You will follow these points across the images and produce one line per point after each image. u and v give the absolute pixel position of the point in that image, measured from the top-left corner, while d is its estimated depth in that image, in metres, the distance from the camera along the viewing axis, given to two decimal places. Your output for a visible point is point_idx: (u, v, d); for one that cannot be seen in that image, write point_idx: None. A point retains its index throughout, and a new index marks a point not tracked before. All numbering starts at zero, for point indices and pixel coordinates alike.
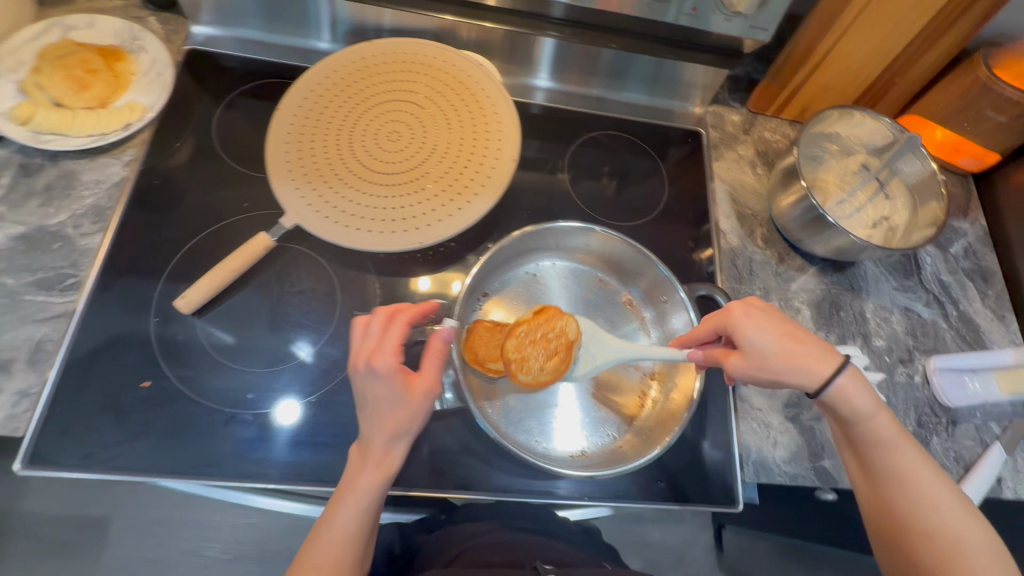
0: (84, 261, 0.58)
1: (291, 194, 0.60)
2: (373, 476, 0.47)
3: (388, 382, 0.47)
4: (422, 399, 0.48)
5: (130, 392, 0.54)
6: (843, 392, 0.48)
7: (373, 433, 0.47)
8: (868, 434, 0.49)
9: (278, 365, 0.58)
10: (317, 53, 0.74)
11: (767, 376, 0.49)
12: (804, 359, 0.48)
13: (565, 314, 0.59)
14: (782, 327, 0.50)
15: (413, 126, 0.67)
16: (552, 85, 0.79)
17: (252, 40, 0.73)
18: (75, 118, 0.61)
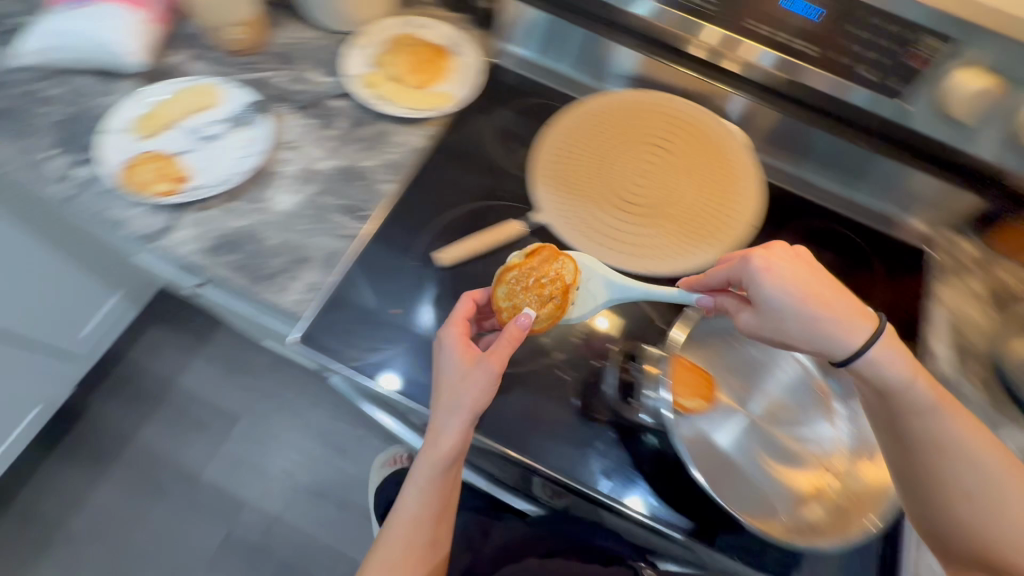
0: (377, 201, 0.71)
1: (545, 199, 0.72)
2: (426, 463, 0.55)
3: (450, 364, 0.55)
4: (472, 387, 0.54)
5: (384, 314, 0.65)
6: (875, 363, 0.49)
7: (441, 430, 0.54)
8: (924, 430, 0.49)
9: (497, 333, 0.66)
10: (587, 88, 0.84)
11: (759, 320, 0.53)
12: (820, 325, 0.49)
13: (559, 258, 0.63)
14: (812, 280, 0.50)
15: (659, 169, 0.74)
16: (789, 168, 0.82)
17: (537, 64, 0.85)
18: (404, 94, 0.77)
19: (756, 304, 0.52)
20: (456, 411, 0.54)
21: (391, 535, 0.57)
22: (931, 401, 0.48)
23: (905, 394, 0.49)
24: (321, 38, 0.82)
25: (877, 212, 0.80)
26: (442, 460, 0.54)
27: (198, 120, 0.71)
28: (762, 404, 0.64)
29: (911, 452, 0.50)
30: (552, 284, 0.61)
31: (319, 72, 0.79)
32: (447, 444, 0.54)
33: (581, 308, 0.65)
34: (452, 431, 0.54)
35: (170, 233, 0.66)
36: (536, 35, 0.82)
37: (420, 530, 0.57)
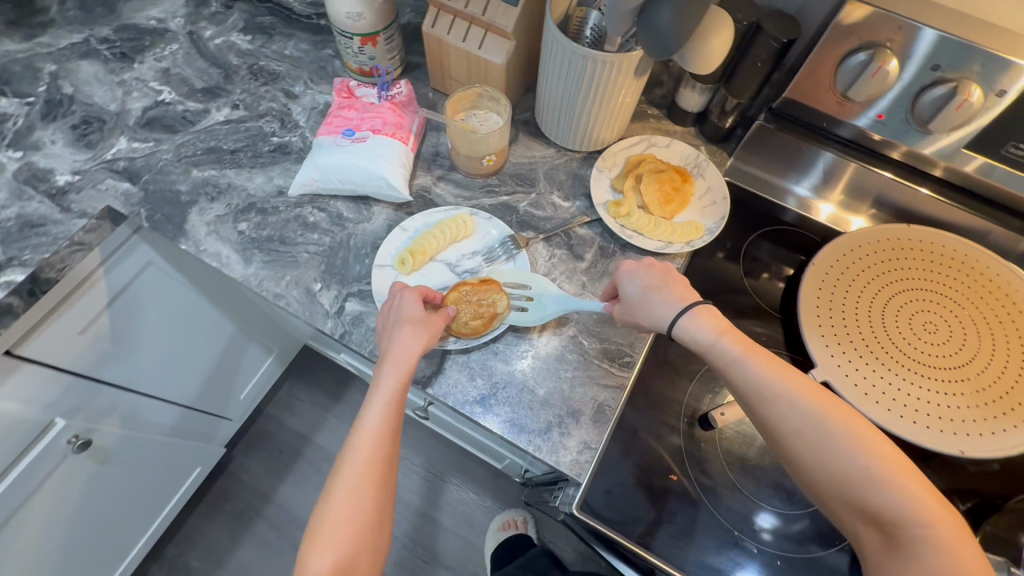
0: (639, 344, 0.68)
1: (822, 351, 0.66)
2: (388, 373, 0.58)
3: (404, 292, 0.63)
4: (398, 298, 0.63)
5: (659, 479, 0.63)
6: (684, 327, 0.56)
7: (393, 340, 0.60)
8: (744, 382, 0.54)
9: (780, 507, 0.63)
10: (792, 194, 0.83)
11: (641, 317, 0.60)
12: (656, 305, 0.58)
13: (501, 290, 0.67)
14: (648, 269, 0.60)
15: (944, 320, 0.67)
16: None
17: (751, 173, 0.83)
18: (655, 226, 0.73)
19: (622, 297, 0.62)
20: (414, 333, 0.60)
21: (354, 448, 0.56)
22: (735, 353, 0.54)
23: (713, 351, 0.55)
24: (555, 157, 0.80)
25: None
26: (396, 369, 0.58)
27: (454, 253, 0.71)
28: None
29: (758, 415, 0.54)
30: (486, 308, 0.66)
31: (560, 196, 0.77)
32: (392, 348, 0.59)
33: (530, 315, 0.66)
34: (405, 342, 0.59)
35: (440, 378, 0.64)
36: (759, 147, 0.80)
37: (378, 445, 0.56)
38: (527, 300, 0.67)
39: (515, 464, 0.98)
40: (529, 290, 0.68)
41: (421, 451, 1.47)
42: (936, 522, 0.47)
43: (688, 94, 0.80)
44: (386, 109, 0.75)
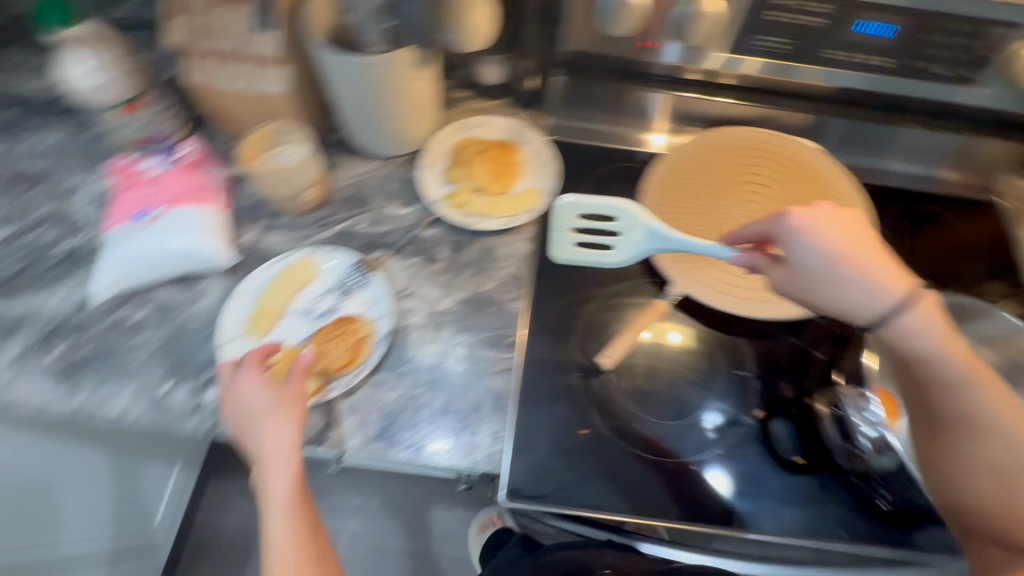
0: (515, 322, 0.69)
1: (673, 269, 0.72)
2: (280, 478, 0.54)
3: (240, 372, 0.57)
4: (242, 385, 0.57)
5: (572, 437, 0.65)
6: (905, 329, 0.49)
7: (263, 439, 0.55)
8: (948, 377, 0.49)
9: (684, 417, 0.66)
10: (632, 135, 0.85)
11: (780, 272, 0.53)
12: (853, 290, 0.49)
13: (361, 316, 0.66)
14: (808, 224, 0.50)
15: (758, 209, 0.77)
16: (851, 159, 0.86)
17: (584, 128, 0.84)
18: (496, 205, 0.74)
19: (791, 259, 0.51)
20: (281, 427, 0.55)
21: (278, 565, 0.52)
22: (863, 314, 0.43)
23: (907, 349, 0.49)
24: (381, 168, 0.78)
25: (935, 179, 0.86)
26: (290, 470, 0.54)
27: (306, 299, 0.67)
28: None
29: (936, 399, 0.50)
30: (352, 338, 0.65)
31: (398, 205, 0.75)
32: (269, 449, 0.54)
33: (619, 254, 0.59)
34: (281, 438, 0.54)
35: (332, 429, 0.61)
36: (577, 100, 0.84)
37: (292, 558, 0.52)
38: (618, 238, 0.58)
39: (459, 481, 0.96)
40: (615, 223, 0.58)
41: (378, 492, 1.39)
42: None
43: (486, 69, 0.81)
44: (176, 176, 0.68)
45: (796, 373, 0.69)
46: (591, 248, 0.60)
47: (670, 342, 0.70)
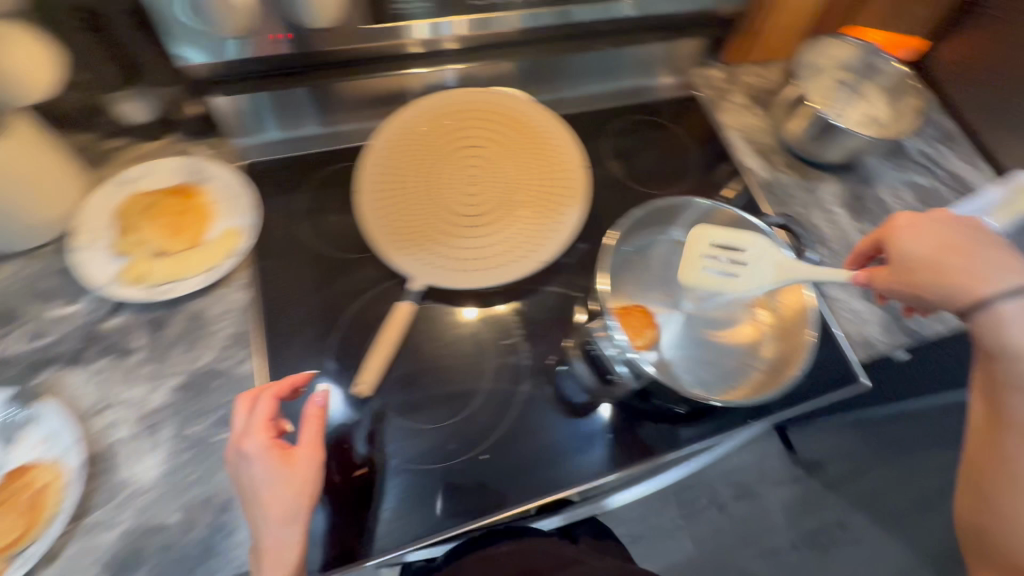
0: (251, 386, 0.60)
1: (410, 263, 0.65)
2: (280, 575, 0.45)
3: (246, 450, 0.47)
4: (242, 466, 0.47)
5: (350, 484, 0.58)
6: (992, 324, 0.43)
7: (261, 534, 0.46)
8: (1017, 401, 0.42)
9: (463, 411, 0.63)
10: (341, 133, 0.79)
11: (908, 287, 0.49)
12: (950, 274, 0.46)
13: (38, 462, 0.52)
14: (954, 237, 0.47)
15: (484, 168, 0.72)
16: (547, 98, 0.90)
17: (285, 140, 0.77)
18: (184, 263, 0.63)
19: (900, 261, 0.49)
20: (260, 521, 0.46)
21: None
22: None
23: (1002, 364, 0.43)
24: (30, 265, 0.64)
25: (634, 92, 0.92)
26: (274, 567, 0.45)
27: None
28: (687, 292, 0.72)
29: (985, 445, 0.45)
30: (30, 496, 0.50)
31: (63, 304, 0.62)
32: (272, 543, 0.45)
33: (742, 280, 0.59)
34: (282, 533, 0.46)
35: None
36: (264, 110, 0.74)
37: None
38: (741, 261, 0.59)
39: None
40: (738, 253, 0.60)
41: None
42: None
43: (128, 109, 0.69)
44: None
45: (558, 319, 0.69)
46: (715, 267, 0.60)
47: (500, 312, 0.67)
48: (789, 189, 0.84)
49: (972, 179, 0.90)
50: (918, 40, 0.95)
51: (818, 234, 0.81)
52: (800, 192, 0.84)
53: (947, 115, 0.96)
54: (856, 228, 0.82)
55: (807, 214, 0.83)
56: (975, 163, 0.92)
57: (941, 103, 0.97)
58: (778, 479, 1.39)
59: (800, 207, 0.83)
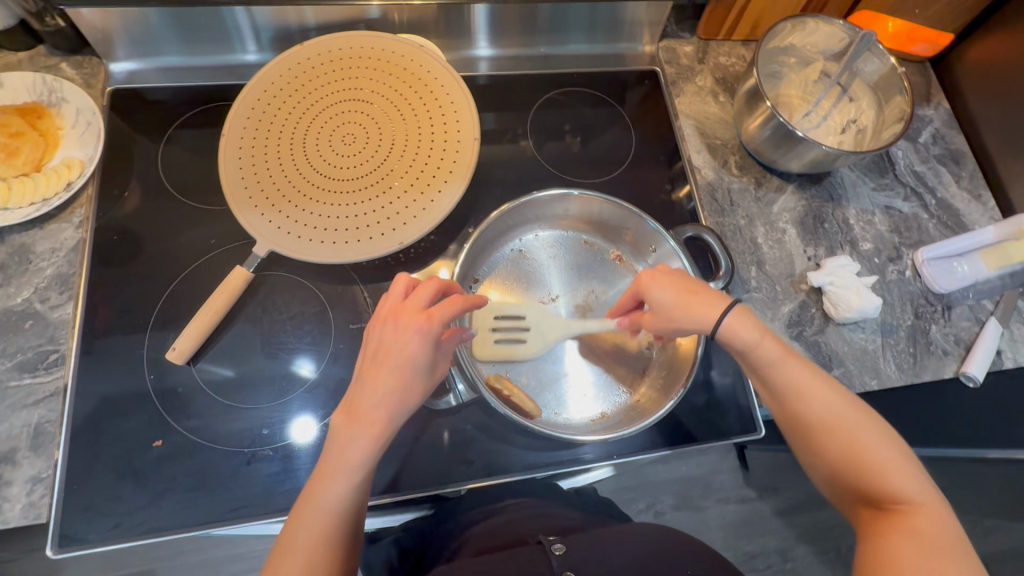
0: (62, 334, 0.57)
1: (257, 222, 0.59)
2: (361, 443, 0.42)
3: (422, 327, 0.44)
4: (407, 335, 0.44)
5: (144, 453, 0.54)
6: (729, 330, 0.49)
7: (375, 400, 0.43)
8: (783, 382, 0.48)
9: (286, 395, 0.58)
10: (248, 67, 0.71)
11: (673, 329, 0.52)
12: (699, 307, 0.50)
13: None
14: (688, 286, 0.52)
15: (364, 128, 0.64)
16: (494, 53, 0.78)
17: (172, 67, 0.70)
18: (11, 190, 0.58)
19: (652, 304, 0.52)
20: (393, 391, 0.43)
21: (296, 519, 0.43)
22: (778, 353, 0.48)
23: (757, 351, 0.49)
24: None
25: (585, 58, 0.80)
26: (371, 434, 0.43)
27: None
28: (575, 300, 0.65)
29: (797, 417, 0.48)
30: None
31: None
32: (377, 416, 0.43)
33: (529, 345, 0.59)
34: (397, 411, 0.43)
35: None
36: (140, 35, 0.66)
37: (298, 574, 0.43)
38: (523, 331, 0.60)
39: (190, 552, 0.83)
40: (522, 322, 0.60)
41: None
42: (838, 411, 0.47)
43: None
44: None
45: None
46: (501, 335, 0.59)
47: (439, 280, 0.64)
48: (735, 196, 0.73)
49: (968, 211, 0.76)
50: (943, 36, 0.79)
51: (756, 253, 0.70)
52: (748, 202, 0.73)
53: (960, 133, 0.81)
54: (803, 252, 0.71)
55: (750, 228, 0.71)
56: (978, 193, 0.77)
57: (956, 115, 0.82)
58: (726, 495, 1.18)
59: (742, 219, 0.72)
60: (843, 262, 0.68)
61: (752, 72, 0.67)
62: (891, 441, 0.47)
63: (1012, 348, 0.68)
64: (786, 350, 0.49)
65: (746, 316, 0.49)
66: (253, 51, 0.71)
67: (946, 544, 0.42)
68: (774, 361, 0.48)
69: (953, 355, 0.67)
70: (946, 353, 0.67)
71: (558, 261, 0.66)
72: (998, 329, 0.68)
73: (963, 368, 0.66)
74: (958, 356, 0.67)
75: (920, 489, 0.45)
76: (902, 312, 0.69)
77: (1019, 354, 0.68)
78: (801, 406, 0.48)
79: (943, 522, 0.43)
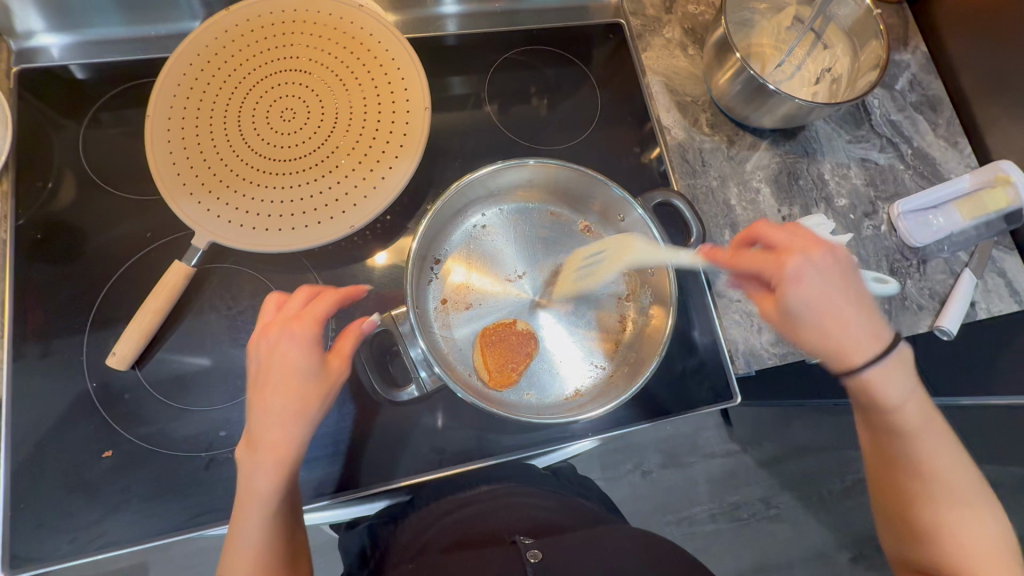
0: None
1: (194, 212, 0.55)
2: (264, 467, 0.41)
3: (298, 333, 0.42)
4: (282, 345, 0.42)
5: (93, 466, 0.51)
6: (870, 381, 0.44)
7: (269, 422, 0.41)
8: (908, 452, 0.45)
9: (242, 395, 0.55)
10: (175, 37, 0.64)
11: (787, 331, 0.47)
12: (838, 340, 0.44)
13: None
14: (838, 295, 0.44)
15: (303, 102, 0.59)
16: (461, 9, 0.72)
17: (93, 41, 0.63)
18: None
19: (784, 305, 0.45)
20: (285, 405, 0.41)
21: (227, 571, 0.41)
22: (915, 426, 0.45)
23: (896, 417, 0.45)
24: None
25: (545, 13, 0.75)
26: (273, 460, 0.41)
27: None
28: (543, 275, 0.62)
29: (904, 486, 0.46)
30: None
31: None
32: (276, 439, 0.41)
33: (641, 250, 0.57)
34: (291, 426, 0.41)
35: None
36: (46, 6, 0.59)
37: None
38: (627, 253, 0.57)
39: (177, 548, 0.82)
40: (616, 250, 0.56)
41: None
42: (955, 494, 0.45)
43: None
44: None
45: (379, 295, 0.59)
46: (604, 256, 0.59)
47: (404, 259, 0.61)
48: (707, 156, 0.70)
49: (944, 160, 0.74)
50: None
51: (730, 216, 0.67)
52: (720, 161, 0.70)
53: (937, 77, 0.78)
54: (777, 212, 0.68)
55: (723, 189, 0.68)
56: (955, 140, 0.75)
57: (932, 59, 0.78)
58: (710, 451, 1.20)
59: (715, 179, 0.69)
60: (820, 221, 0.66)
61: (721, 21, 0.63)
62: (999, 535, 0.44)
63: (985, 299, 0.68)
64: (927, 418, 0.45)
65: (901, 372, 0.44)
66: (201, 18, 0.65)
67: None
68: (911, 431, 0.45)
69: (928, 309, 0.67)
70: (921, 307, 0.67)
71: (523, 235, 0.63)
72: (972, 281, 0.67)
73: (938, 321, 0.65)
74: (933, 310, 0.67)
75: None
76: (877, 268, 0.68)
77: (992, 305, 0.68)
78: (906, 476, 0.46)
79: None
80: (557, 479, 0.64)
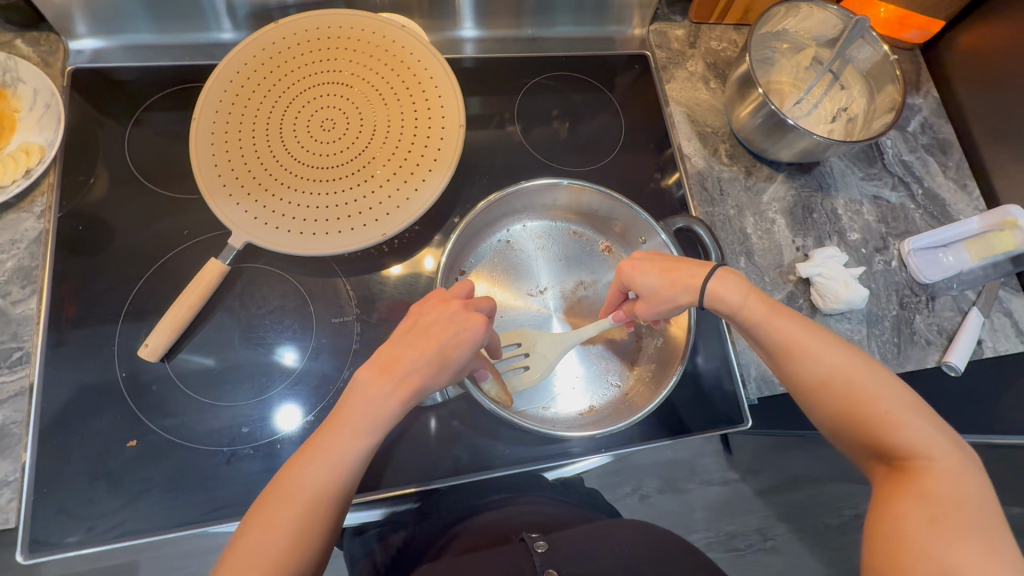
0: (26, 330, 0.55)
1: (231, 212, 0.57)
2: (390, 399, 0.45)
3: (481, 326, 0.47)
4: (464, 329, 0.47)
5: (117, 454, 0.52)
6: (715, 295, 0.51)
7: (422, 365, 0.46)
8: (775, 343, 0.49)
9: (266, 393, 0.56)
10: (219, 46, 0.68)
11: (665, 310, 0.53)
12: (683, 280, 0.51)
13: None
14: (668, 258, 0.54)
15: (344, 114, 0.62)
16: (479, 35, 0.76)
17: (142, 46, 0.66)
18: None
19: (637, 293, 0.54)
20: (434, 364, 0.46)
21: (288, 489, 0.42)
22: (762, 313, 0.49)
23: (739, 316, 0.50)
24: None
25: (574, 42, 0.78)
26: (400, 395, 0.45)
27: None
28: (561, 292, 0.64)
29: (793, 373, 0.48)
30: None
31: None
32: (412, 381, 0.45)
33: (529, 367, 0.59)
34: (429, 382, 0.46)
35: None
36: (109, 12, 0.63)
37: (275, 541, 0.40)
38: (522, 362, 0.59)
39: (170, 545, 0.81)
40: (529, 366, 0.59)
41: None
42: (828, 358, 0.46)
43: None
44: None
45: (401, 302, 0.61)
46: (506, 365, 0.59)
47: (425, 269, 0.63)
48: (725, 185, 0.72)
49: (954, 202, 0.76)
50: (935, 23, 0.79)
51: (745, 243, 0.69)
52: (738, 192, 0.72)
53: (948, 122, 0.81)
54: (792, 242, 0.70)
55: (740, 218, 0.70)
56: (964, 183, 0.77)
57: (944, 105, 0.81)
58: (709, 479, 1.16)
59: (733, 208, 0.71)
60: (833, 253, 0.67)
61: (745, 58, 0.66)
62: (894, 387, 0.45)
63: (992, 337, 0.69)
64: (773, 308, 0.50)
65: (728, 282, 0.50)
66: (228, 29, 0.67)
67: (959, 504, 0.39)
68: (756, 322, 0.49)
69: (936, 345, 0.68)
70: (929, 342, 0.68)
71: (547, 253, 0.65)
72: (979, 320, 0.68)
73: (945, 356, 0.66)
74: (941, 345, 0.68)
75: (929, 439, 0.42)
76: (887, 302, 0.69)
77: (999, 344, 0.68)
78: (797, 366, 0.47)
79: (950, 452, 0.42)
80: (566, 493, 0.65)
